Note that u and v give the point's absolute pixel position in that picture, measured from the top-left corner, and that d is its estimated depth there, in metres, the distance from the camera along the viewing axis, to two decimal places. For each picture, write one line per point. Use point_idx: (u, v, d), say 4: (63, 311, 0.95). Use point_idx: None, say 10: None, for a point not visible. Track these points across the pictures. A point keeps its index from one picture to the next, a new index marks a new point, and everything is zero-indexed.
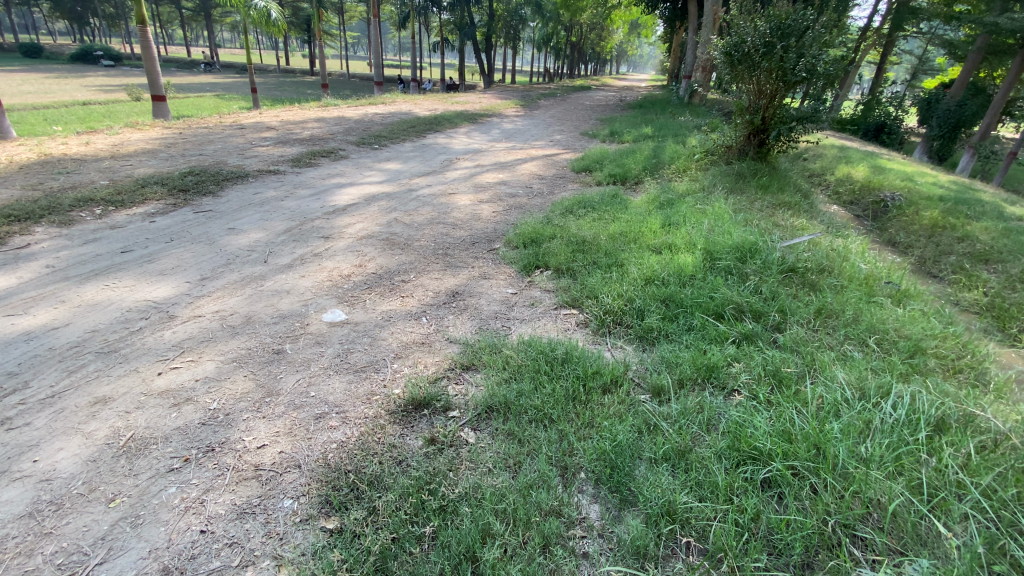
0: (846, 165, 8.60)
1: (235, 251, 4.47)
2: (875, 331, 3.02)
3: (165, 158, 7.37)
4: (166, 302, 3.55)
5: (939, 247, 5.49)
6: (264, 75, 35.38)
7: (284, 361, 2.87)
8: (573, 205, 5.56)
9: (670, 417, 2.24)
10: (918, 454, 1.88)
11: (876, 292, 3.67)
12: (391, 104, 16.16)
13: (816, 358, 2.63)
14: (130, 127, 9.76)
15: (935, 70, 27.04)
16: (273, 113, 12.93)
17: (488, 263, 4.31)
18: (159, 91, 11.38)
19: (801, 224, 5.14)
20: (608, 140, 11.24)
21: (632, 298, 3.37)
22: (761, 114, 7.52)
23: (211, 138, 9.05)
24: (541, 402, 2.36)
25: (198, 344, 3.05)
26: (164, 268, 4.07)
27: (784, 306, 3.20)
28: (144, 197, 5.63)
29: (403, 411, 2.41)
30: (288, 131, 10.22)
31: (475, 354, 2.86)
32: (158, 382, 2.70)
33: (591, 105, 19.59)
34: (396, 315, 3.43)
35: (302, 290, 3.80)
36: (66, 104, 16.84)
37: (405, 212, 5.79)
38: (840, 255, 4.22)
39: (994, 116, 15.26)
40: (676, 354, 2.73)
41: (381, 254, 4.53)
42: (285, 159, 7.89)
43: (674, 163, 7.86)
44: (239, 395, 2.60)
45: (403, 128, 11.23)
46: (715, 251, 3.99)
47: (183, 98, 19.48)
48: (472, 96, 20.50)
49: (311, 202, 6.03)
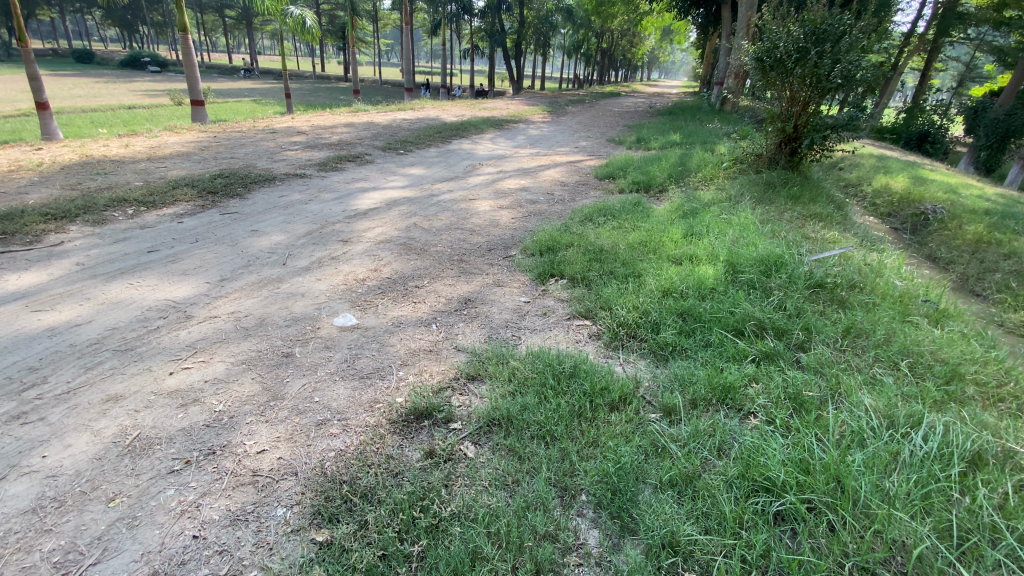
0: (884, 175, 8.23)
1: (256, 253, 4.55)
2: (908, 353, 2.83)
3: (197, 161, 7.59)
4: (184, 301, 3.61)
5: (982, 264, 5.18)
6: (300, 81, 36.47)
7: (292, 365, 2.87)
8: (593, 213, 5.46)
9: (679, 440, 2.13)
10: (950, 493, 1.73)
11: (911, 311, 3.46)
12: (419, 109, 16.34)
13: (841, 381, 2.47)
14: (169, 130, 10.14)
15: (983, 78, 25.85)
16: (304, 118, 13.24)
17: (503, 270, 4.26)
18: (197, 96, 11.79)
19: (832, 236, 4.91)
20: (634, 147, 11.08)
21: (647, 310, 3.25)
22: (794, 122, 7.26)
23: (243, 141, 9.31)
24: (544, 417, 2.28)
25: (211, 345, 3.08)
26: (186, 268, 4.16)
27: (809, 324, 3.04)
28: (174, 198, 5.80)
29: (404, 421, 2.37)
30: (317, 136, 10.43)
31: (482, 364, 2.80)
32: (168, 382, 2.73)
33: (620, 111, 19.43)
34: (407, 320, 3.41)
35: (317, 293, 3.82)
36: (112, 108, 17.62)
37: (425, 217, 5.80)
38: (873, 270, 4.01)
39: None
40: (690, 372, 2.62)
41: (397, 258, 4.53)
42: (312, 163, 8.03)
43: (701, 171, 7.67)
44: (245, 398, 2.61)
45: (429, 134, 11.33)
46: (738, 264, 3.84)
47: (221, 103, 20.19)
48: (499, 102, 20.56)
49: (334, 205, 6.11)
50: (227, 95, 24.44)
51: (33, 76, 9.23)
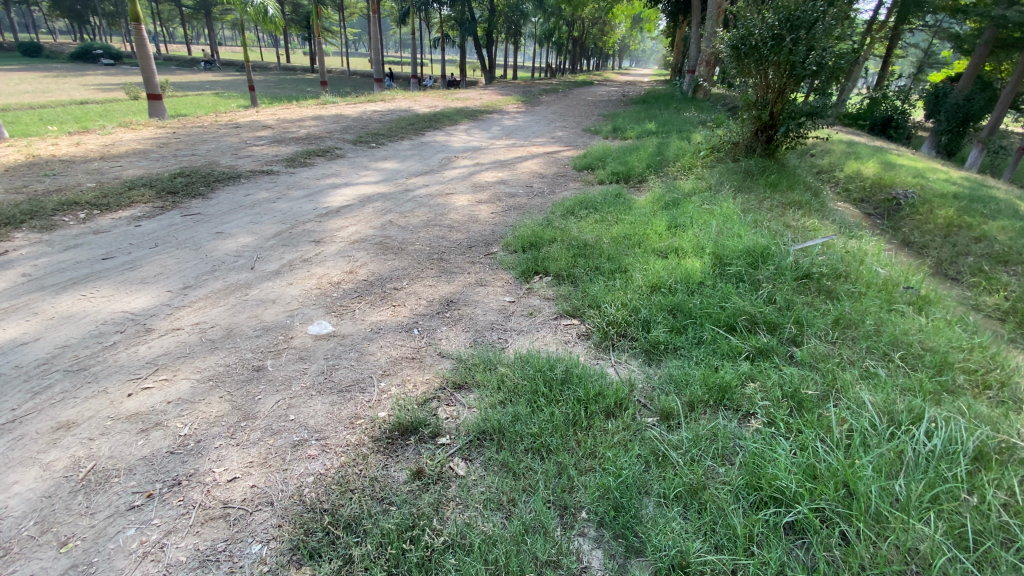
0: (856, 161, 8.34)
1: (221, 257, 4.28)
2: (898, 343, 2.80)
3: (156, 159, 7.18)
4: (144, 313, 3.35)
5: (955, 248, 5.27)
6: (265, 73, 35.31)
7: (264, 380, 2.68)
8: (575, 206, 5.34)
9: (681, 447, 2.04)
10: (959, 492, 1.68)
11: (895, 299, 3.44)
12: (390, 101, 15.91)
13: (838, 377, 2.42)
14: (124, 126, 9.59)
15: (942, 64, 26.66)
16: (270, 111, 12.71)
17: (485, 268, 4.12)
18: (154, 89, 11.18)
19: (812, 224, 4.91)
20: (610, 136, 11.00)
21: (637, 308, 3.15)
22: (769, 110, 7.26)
23: (204, 137, 8.86)
24: (538, 428, 2.16)
25: (173, 361, 2.86)
26: (145, 276, 3.88)
27: (800, 317, 2.99)
28: (131, 200, 5.44)
29: (388, 438, 2.22)
30: (284, 130, 10.02)
31: (469, 371, 2.66)
32: (127, 405, 2.50)
33: (594, 101, 19.34)
34: (387, 326, 3.24)
35: (288, 299, 3.61)
36: (63, 104, 16.68)
37: (401, 214, 5.59)
38: (856, 258, 4.00)
39: (1003, 110, 14.92)
40: (685, 372, 2.53)
41: (373, 259, 4.33)
42: (279, 159, 7.69)
43: (678, 161, 7.62)
44: (213, 419, 2.41)
45: (402, 126, 11.02)
46: (724, 256, 3.77)
47: (182, 96, 19.34)
48: (471, 93, 20.21)
49: (304, 203, 5.83)
50: (187, 88, 23.40)
51: None
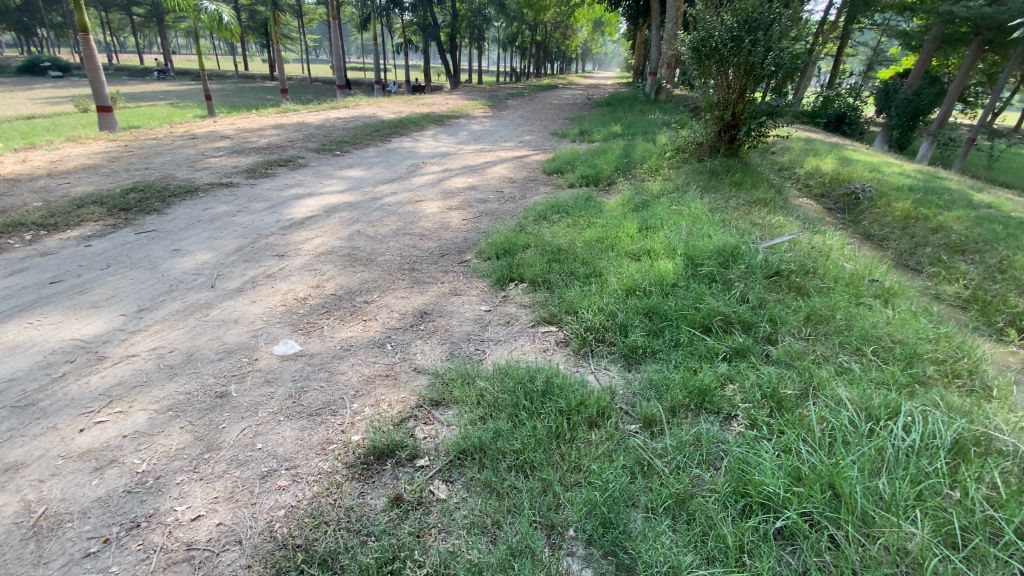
0: (814, 157, 8.61)
1: (179, 276, 4.07)
2: (869, 337, 2.86)
3: (106, 174, 6.82)
4: (96, 340, 3.14)
5: (914, 239, 5.46)
6: (222, 82, 34.28)
7: (227, 407, 2.53)
8: (547, 210, 5.31)
9: (666, 455, 2.01)
10: (940, 488, 1.71)
11: (862, 292, 3.53)
12: (354, 108, 15.64)
13: (814, 374, 2.44)
14: (72, 140, 9.10)
15: (889, 62, 27.92)
16: (229, 121, 12.29)
17: (459, 277, 4.04)
18: (104, 101, 10.66)
19: (778, 221, 5.01)
20: (578, 139, 11.07)
21: (613, 312, 3.13)
22: (731, 110, 7.43)
23: (159, 150, 8.48)
24: (520, 443, 2.10)
25: (130, 390, 2.67)
26: (97, 300, 3.65)
27: (773, 315, 3.02)
28: (80, 218, 5.14)
29: (363, 463, 2.12)
30: (243, 140, 9.70)
31: (446, 387, 2.58)
32: (78, 441, 2.32)
33: (560, 104, 19.48)
34: (358, 342, 3.13)
35: (252, 317, 3.45)
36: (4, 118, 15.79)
37: (369, 223, 5.46)
38: (822, 253, 4.09)
39: (950, 105, 15.68)
40: (665, 376, 2.51)
41: (342, 271, 4.19)
42: (239, 170, 7.42)
43: (646, 162, 7.71)
44: (173, 452, 2.25)
45: (367, 133, 10.81)
46: (696, 256, 3.80)
47: (134, 107, 18.56)
48: (437, 98, 20.07)
49: (267, 216, 5.63)
50: (141, 99, 22.46)
51: None
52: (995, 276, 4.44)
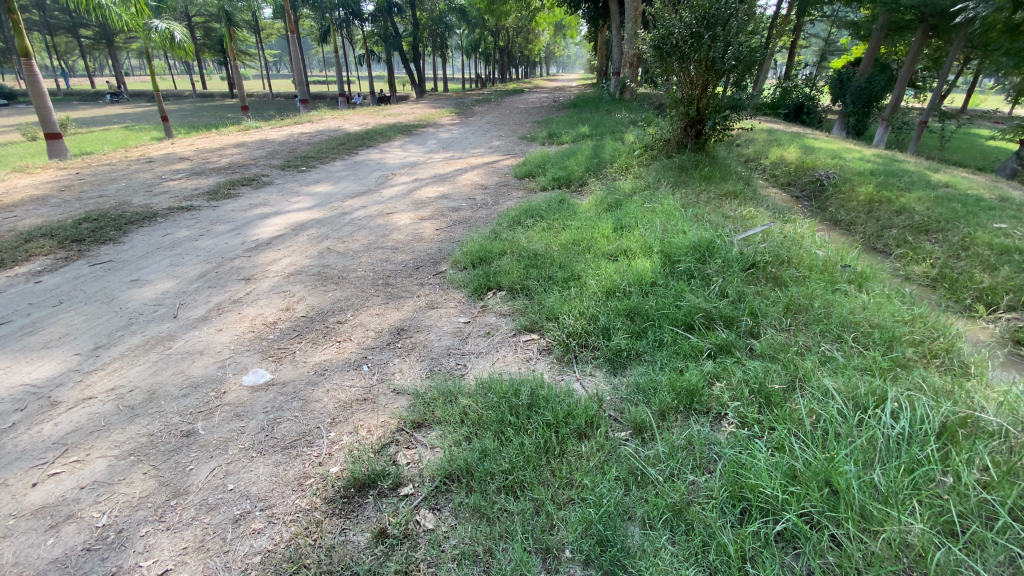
0: (778, 147, 8.77)
1: (139, 308, 3.86)
2: (848, 323, 2.87)
3: (57, 204, 6.48)
4: (49, 384, 2.93)
5: (880, 222, 5.58)
6: (179, 102, 33.36)
7: (195, 447, 2.38)
8: (521, 215, 5.24)
9: (658, 462, 1.95)
10: (933, 474, 1.69)
11: (837, 278, 3.56)
12: (319, 121, 15.38)
13: (799, 366, 2.42)
14: (19, 170, 8.66)
15: (841, 51, 28.86)
16: (187, 141, 11.89)
17: (435, 289, 3.93)
18: (52, 128, 10.17)
19: (749, 213, 5.06)
20: (547, 142, 11.07)
21: (595, 315, 3.07)
22: (695, 105, 7.51)
23: (113, 175, 8.13)
24: (508, 462, 2.01)
25: (86, 437, 2.48)
26: (49, 340, 3.42)
27: (754, 308, 3.00)
28: (28, 253, 4.85)
29: (344, 497, 2.01)
30: (204, 161, 9.39)
31: (428, 407, 2.48)
32: (31, 497, 2.13)
33: (527, 108, 19.52)
34: (333, 365, 3.01)
35: (218, 347, 3.28)
36: None
37: (339, 239, 5.30)
38: (795, 242, 4.12)
39: (901, 89, 16.23)
40: (651, 379, 2.46)
41: (312, 292, 4.04)
42: (200, 192, 7.15)
43: (616, 161, 7.72)
44: (137, 501, 2.10)
45: (333, 147, 10.60)
46: (672, 253, 3.78)
47: (85, 133, 17.83)
48: (403, 107, 19.86)
49: (230, 238, 5.42)
50: (94, 124, 21.53)
51: None
52: (960, 254, 4.55)
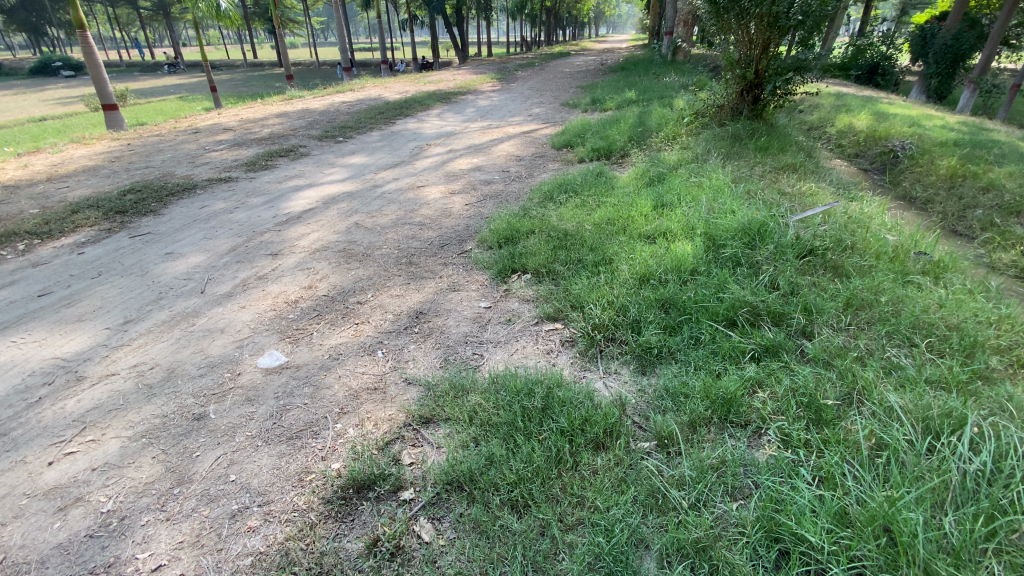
0: (846, 114, 7.93)
1: (169, 282, 3.90)
2: (920, 325, 2.48)
3: (107, 175, 6.69)
4: (77, 358, 2.98)
5: (962, 201, 4.93)
6: (231, 71, 34.08)
7: (204, 432, 2.34)
8: (554, 190, 4.95)
9: (683, 485, 1.73)
10: (1020, 525, 1.40)
11: (909, 268, 3.11)
12: (360, 90, 15.27)
13: (858, 376, 2.09)
14: (77, 141, 9.01)
15: (926, 3, 25.77)
16: (233, 111, 12.06)
17: (459, 270, 3.75)
18: (108, 99, 10.49)
19: (809, 189, 4.55)
20: (589, 109, 10.50)
21: (625, 306, 2.80)
22: (753, 67, 6.83)
23: (160, 147, 8.33)
24: (515, 473, 1.83)
25: (104, 416, 2.49)
26: (83, 313, 3.49)
27: (808, 303, 2.64)
28: (75, 224, 5.00)
29: (341, 499, 1.91)
30: (246, 131, 9.49)
31: (438, 402, 2.33)
32: (46, 477, 2.14)
33: (572, 72, 18.64)
34: (347, 350, 2.91)
35: (239, 325, 3.26)
36: (20, 120, 15.87)
37: (368, 214, 5.18)
38: (861, 224, 3.65)
39: (993, 47, 14.28)
40: (683, 383, 2.20)
41: (335, 269, 3.95)
42: (239, 164, 7.22)
43: (662, 129, 7.18)
44: (142, 487, 2.07)
45: (371, 116, 10.47)
46: (718, 236, 3.42)
47: (144, 103, 18.48)
48: (445, 74, 19.45)
49: (264, 211, 5.42)
50: (152, 95, 22.25)
51: None
52: None
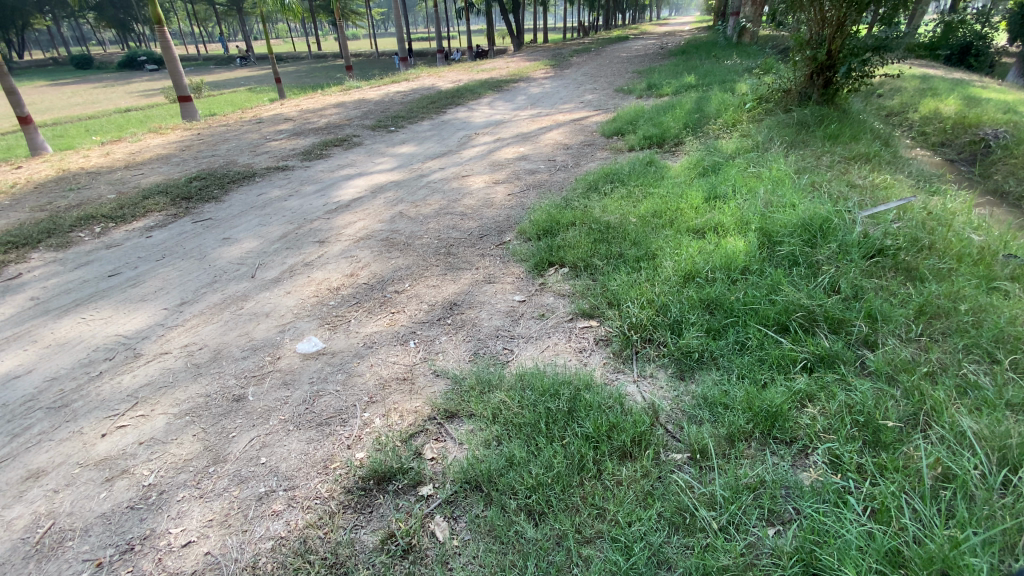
0: (931, 98, 7.19)
1: (224, 266, 4.09)
2: (1006, 338, 2.17)
3: (177, 163, 7.12)
4: (136, 336, 3.18)
5: None
6: (297, 63, 35.51)
7: (241, 413, 2.42)
8: (599, 180, 4.79)
9: (715, 505, 1.59)
10: None
11: (997, 273, 2.74)
12: (414, 79, 15.45)
13: (927, 395, 1.86)
14: (154, 131, 9.63)
15: None
16: (294, 102, 12.53)
17: (496, 261, 3.70)
18: (183, 91, 11.15)
19: (883, 181, 4.14)
20: (645, 95, 10.10)
21: (665, 305, 2.65)
22: (826, 48, 6.27)
23: (226, 136, 8.76)
24: (534, 478, 1.76)
25: (155, 392, 2.64)
26: (146, 293, 3.73)
27: (873, 310, 2.37)
28: (145, 209, 5.34)
29: (361, 490, 1.91)
30: (304, 121, 9.82)
31: (464, 396, 2.29)
32: (98, 448, 2.29)
33: (629, 57, 18.00)
34: (381, 339, 2.92)
35: (283, 310, 3.36)
36: (109, 112, 17.20)
37: (412, 204, 5.21)
38: (940, 222, 3.26)
39: None
40: (724, 392, 2.04)
41: (377, 258, 4.01)
42: (295, 153, 7.48)
43: (721, 116, 6.76)
44: (181, 463, 2.17)
45: (423, 105, 10.56)
46: (774, 232, 3.15)
47: (216, 95, 19.56)
48: (500, 62, 19.31)
49: (315, 199, 5.58)
50: (224, 87, 23.53)
51: (11, 90, 8.32)
52: None
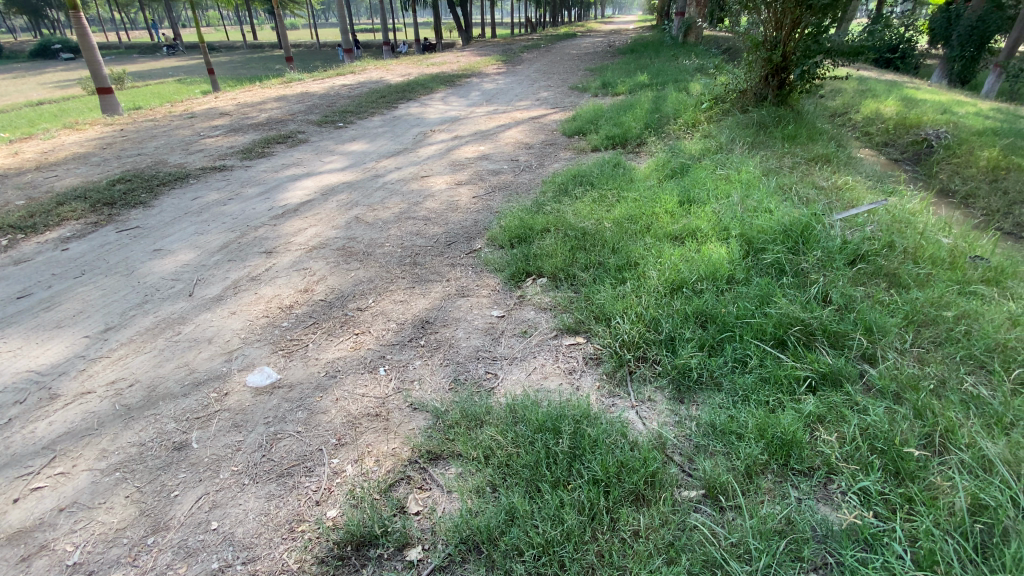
0: (873, 99, 7.51)
1: (156, 283, 3.61)
2: (996, 346, 2.17)
3: (97, 163, 6.36)
4: (52, 371, 2.71)
5: (1007, 196, 4.61)
6: (231, 53, 33.37)
7: (184, 466, 2.06)
8: (568, 182, 4.62)
9: (747, 557, 1.44)
10: None
11: (969, 275, 2.79)
12: (362, 73, 14.78)
13: (938, 414, 1.79)
14: (68, 126, 8.63)
15: None
16: (231, 95, 11.63)
17: (467, 272, 3.45)
18: (102, 82, 10.08)
19: (844, 182, 4.21)
20: (600, 92, 10.06)
21: (657, 320, 2.50)
22: (780, 49, 6.39)
23: (154, 133, 7.96)
24: (543, 535, 1.55)
25: (76, 443, 2.22)
26: (63, 317, 3.22)
27: (868, 322, 2.31)
28: (60, 216, 4.70)
29: (338, 559, 1.64)
30: (243, 116, 9.10)
31: (448, 434, 2.05)
32: (5, 520, 1.88)
33: (580, 54, 18.04)
34: (346, 367, 2.61)
35: (228, 335, 2.96)
36: (15, 104, 15.44)
37: (370, 207, 4.86)
38: (909, 224, 3.30)
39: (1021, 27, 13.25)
40: (733, 419, 1.90)
41: (334, 270, 3.65)
42: (235, 151, 6.87)
43: (680, 115, 6.78)
44: (113, 534, 1.81)
45: (373, 100, 10.05)
46: (755, 239, 3.10)
47: (140, 87, 17.95)
48: (451, 56, 18.84)
49: (259, 203, 5.09)
50: (150, 78, 21.71)
51: None
52: None
